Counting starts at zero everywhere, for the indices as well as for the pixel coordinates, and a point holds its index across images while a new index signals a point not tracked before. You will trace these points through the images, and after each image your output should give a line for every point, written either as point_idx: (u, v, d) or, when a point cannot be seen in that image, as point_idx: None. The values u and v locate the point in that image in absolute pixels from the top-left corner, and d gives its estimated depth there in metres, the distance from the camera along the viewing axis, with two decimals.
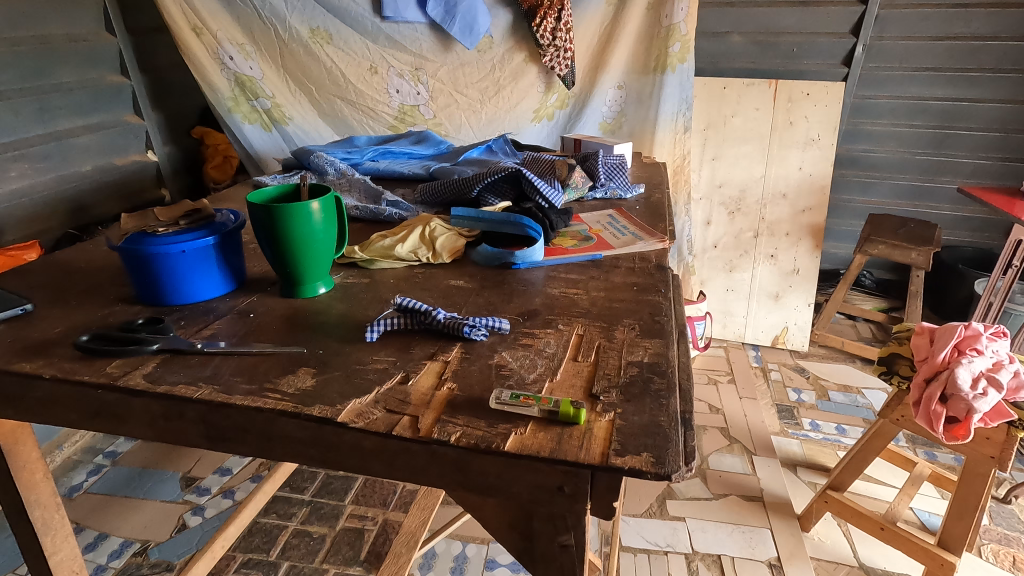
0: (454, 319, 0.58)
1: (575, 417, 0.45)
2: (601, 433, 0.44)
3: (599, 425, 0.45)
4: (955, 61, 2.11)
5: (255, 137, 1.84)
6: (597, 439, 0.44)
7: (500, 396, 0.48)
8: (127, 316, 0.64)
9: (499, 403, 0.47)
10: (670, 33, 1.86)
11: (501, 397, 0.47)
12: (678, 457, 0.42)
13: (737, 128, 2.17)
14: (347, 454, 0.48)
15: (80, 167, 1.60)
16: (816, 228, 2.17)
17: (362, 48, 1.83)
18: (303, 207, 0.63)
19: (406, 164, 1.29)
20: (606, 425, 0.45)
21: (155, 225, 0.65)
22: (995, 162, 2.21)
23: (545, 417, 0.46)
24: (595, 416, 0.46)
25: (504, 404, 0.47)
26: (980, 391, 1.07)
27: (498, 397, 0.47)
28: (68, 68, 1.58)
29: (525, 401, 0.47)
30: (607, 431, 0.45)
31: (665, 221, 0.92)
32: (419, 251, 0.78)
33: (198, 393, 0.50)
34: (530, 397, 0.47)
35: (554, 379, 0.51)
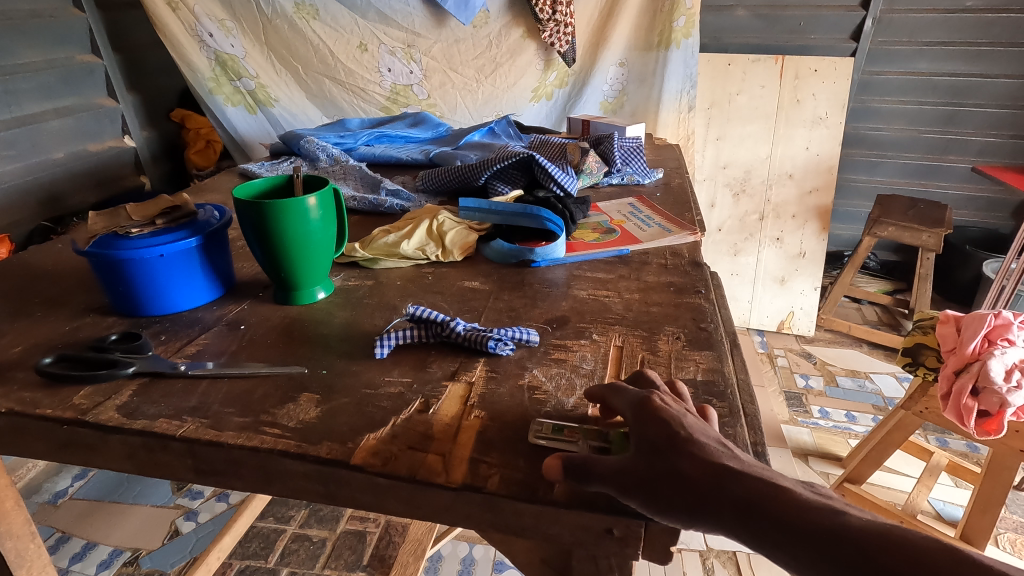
0: (476, 331, 0.51)
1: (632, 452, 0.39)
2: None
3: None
4: (967, 35, 2.04)
5: (239, 121, 1.73)
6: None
7: (538, 430, 0.41)
8: (99, 331, 0.56)
9: (538, 438, 0.40)
10: (675, 7, 1.76)
11: (540, 428, 0.41)
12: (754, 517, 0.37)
13: (742, 107, 2.09)
14: (359, 497, 0.41)
15: (51, 154, 1.49)
16: (823, 210, 2.11)
17: (351, 24, 1.72)
18: (299, 203, 0.55)
19: (403, 148, 1.20)
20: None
21: (126, 224, 0.56)
22: (1004, 140, 2.15)
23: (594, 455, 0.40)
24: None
25: (544, 437, 0.41)
26: (1014, 383, 1.02)
27: (538, 429, 0.41)
28: (32, 47, 1.46)
29: (570, 434, 0.41)
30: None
31: (691, 210, 0.85)
32: (426, 249, 0.71)
33: (182, 430, 0.43)
34: (574, 429, 0.41)
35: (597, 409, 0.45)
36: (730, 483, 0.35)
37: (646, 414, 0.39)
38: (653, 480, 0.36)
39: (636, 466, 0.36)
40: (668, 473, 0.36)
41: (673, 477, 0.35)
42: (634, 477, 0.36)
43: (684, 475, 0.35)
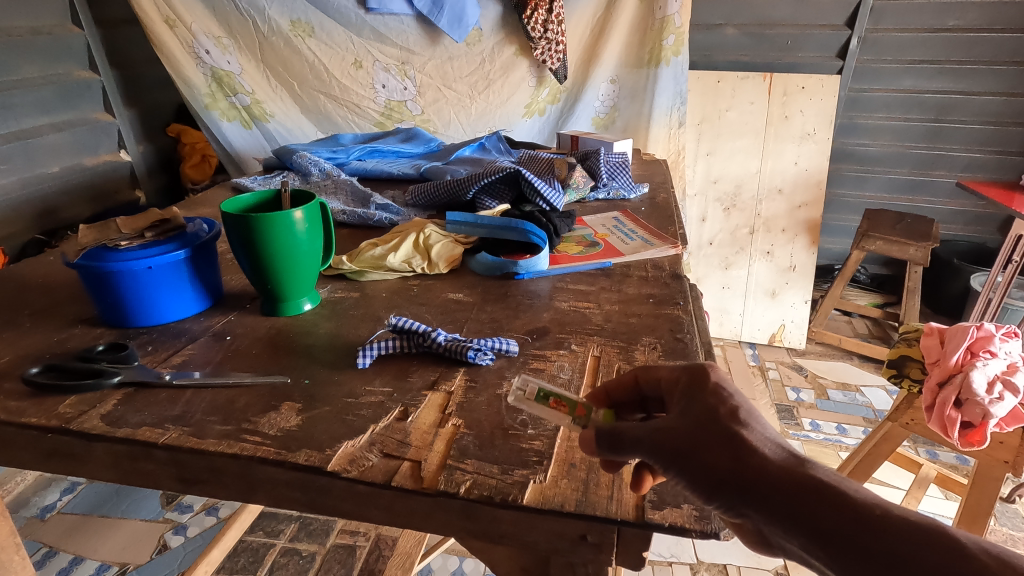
0: (457, 341, 0.53)
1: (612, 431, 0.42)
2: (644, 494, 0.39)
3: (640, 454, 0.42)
4: (951, 53, 2.08)
5: (234, 135, 1.75)
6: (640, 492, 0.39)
7: (526, 393, 0.45)
8: (86, 342, 0.57)
9: (518, 401, 0.45)
10: (665, 25, 1.80)
11: (531, 392, 0.45)
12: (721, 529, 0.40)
13: (732, 122, 2.13)
14: (340, 504, 0.42)
15: (47, 168, 1.51)
16: (813, 223, 2.14)
17: (346, 41, 1.75)
18: (285, 216, 0.57)
19: (394, 163, 1.22)
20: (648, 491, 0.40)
21: (115, 237, 0.58)
22: (989, 156, 2.19)
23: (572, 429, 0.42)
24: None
25: (531, 398, 0.45)
26: (996, 395, 1.03)
27: (530, 392, 0.45)
28: (31, 63, 1.48)
29: (558, 401, 0.44)
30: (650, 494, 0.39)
31: (674, 224, 0.87)
32: (412, 261, 0.72)
33: (165, 438, 0.43)
34: (563, 397, 0.45)
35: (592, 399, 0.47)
36: (764, 457, 0.36)
37: (701, 388, 0.41)
38: (691, 443, 0.37)
39: (677, 429, 0.38)
40: (709, 441, 0.37)
41: (711, 446, 0.37)
42: (672, 438, 0.37)
43: (722, 446, 0.36)
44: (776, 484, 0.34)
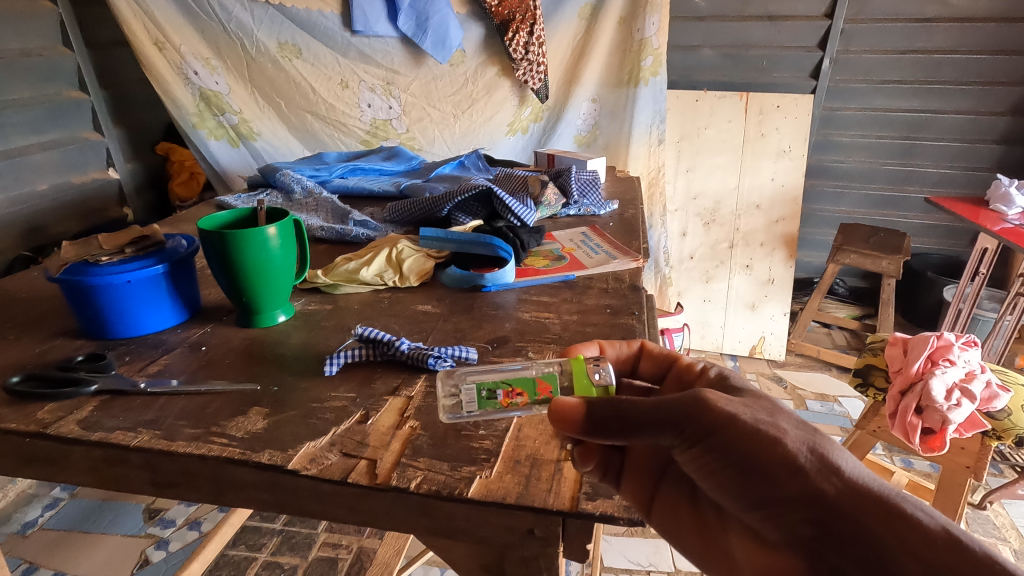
0: (419, 349, 0.56)
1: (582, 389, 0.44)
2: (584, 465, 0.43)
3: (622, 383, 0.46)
4: (920, 74, 2.14)
5: (222, 154, 1.77)
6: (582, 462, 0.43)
7: (470, 403, 0.45)
8: (66, 353, 0.59)
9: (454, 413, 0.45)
10: (642, 47, 1.87)
11: (470, 399, 0.45)
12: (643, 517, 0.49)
13: (710, 140, 2.19)
14: (304, 503, 0.45)
15: (35, 186, 1.54)
16: (789, 237, 2.20)
17: (332, 62, 1.79)
18: (259, 233, 0.60)
19: (376, 181, 1.26)
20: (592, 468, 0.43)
21: (96, 253, 0.61)
22: (959, 172, 2.25)
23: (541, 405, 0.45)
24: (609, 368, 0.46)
25: (477, 406, 0.44)
26: (954, 402, 1.06)
27: (471, 397, 0.45)
28: (22, 84, 1.51)
29: (506, 394, 0.45)
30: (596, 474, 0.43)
31: (639, 239, 0.91)
32: (385, 275, 0.75)
33: (137, 440, 0.46)
34: (510, 383, 0.45)
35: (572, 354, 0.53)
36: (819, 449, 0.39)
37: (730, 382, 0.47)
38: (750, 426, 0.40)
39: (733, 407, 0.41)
40: (764, 423, 0.40)
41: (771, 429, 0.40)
42: (734, 419, 0.40)
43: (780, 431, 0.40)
44: (823, 479, 0.38)
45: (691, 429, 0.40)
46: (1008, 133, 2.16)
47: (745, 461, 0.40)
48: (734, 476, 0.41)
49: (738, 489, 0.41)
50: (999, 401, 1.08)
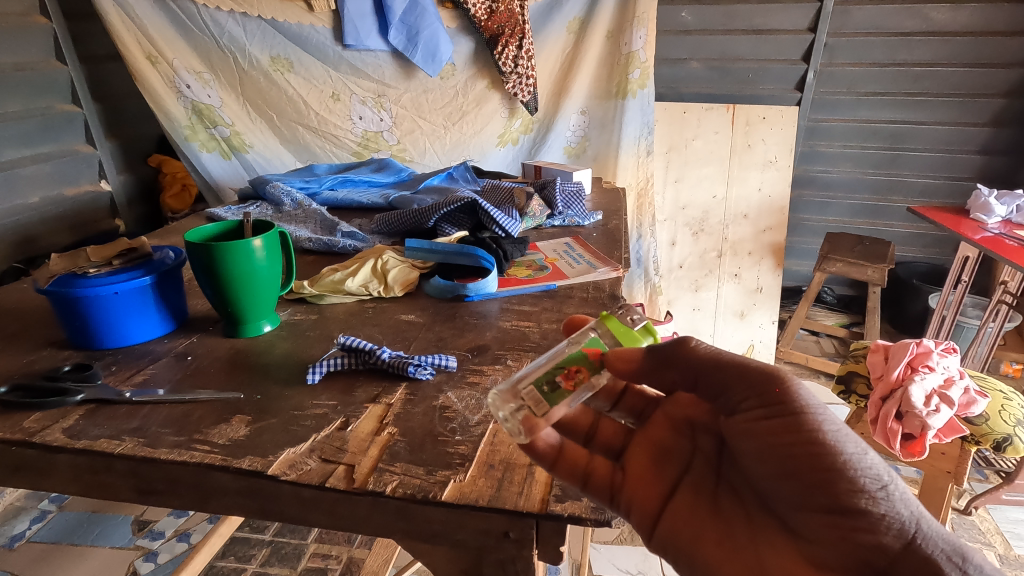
0: (400, 358, 0.57)
1: (626, 338, 0.47)
2: (543, 447, 0.44)
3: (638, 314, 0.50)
4: (902, 86, 2.18)
5: (214, 166, 1.78)
6: (539, 446, 0.44)
7: (541, 405, 0.43)
8: (54, 363, 0.61)
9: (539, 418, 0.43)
10: (630, 60, 1.90)
11: (536, 399, 0.43)
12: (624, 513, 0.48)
13: (698, 151, 2.22)
14: (285, 509, 0.46)
15: (27, 198, 1.54)
16: (777, 247, 2.23)
17: (323, 75, 1.82)
18: (245, 245, 0.61)
19: (365, 192, 1.27)
20: (564, 450, 0.45)
21: (84, 265, 0.62)
22: (943, 182, 2.28)
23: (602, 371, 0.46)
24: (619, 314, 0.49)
25: (548, 401, 0.43)
26: (933, 407, 1.08)
27: (538, 396, 0.44)
28: (15, 97, 1.53)
29: (566, 378, 0.45)
30: (567, 455, 0.44)
31: (621, 249, 0.93)
32: (369, 285, 0.77)
33: (121, 448, 0.47)
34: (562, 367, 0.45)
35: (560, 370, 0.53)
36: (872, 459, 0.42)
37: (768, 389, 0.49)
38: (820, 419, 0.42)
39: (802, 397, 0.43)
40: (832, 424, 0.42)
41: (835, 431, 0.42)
42: (820, 412, 0.42)
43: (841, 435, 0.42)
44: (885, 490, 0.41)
45: (772, 398, 0.43)
46: (989, 144, 2.20)
47: (818, 455, 0.41)
48: (795, 466, 0.42)
49: (793, 481, 0.43)
50: (977, 407, 1.11)
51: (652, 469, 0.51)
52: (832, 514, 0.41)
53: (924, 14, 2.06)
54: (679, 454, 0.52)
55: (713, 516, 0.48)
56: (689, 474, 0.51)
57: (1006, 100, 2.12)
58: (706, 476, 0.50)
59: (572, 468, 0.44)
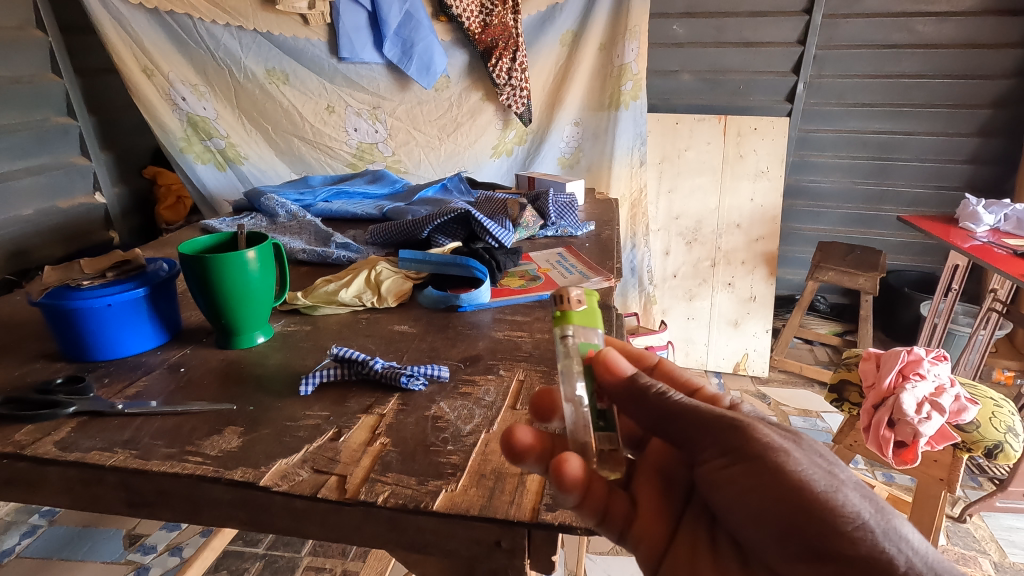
0: (392, 368, 0.58)
1: (594, 317, 0.42)
2: (578, 487, 0.40)
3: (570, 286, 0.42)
4: (891, 97, 2.21)
5: (208, 177, 1.78)
6: (575, 485, 0.40)
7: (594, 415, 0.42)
8: (46, 376, 0.61)
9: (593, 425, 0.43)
10: (622, 72, 1.93)
11: (602, 439, 0.42)
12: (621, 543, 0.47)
13: (691, 161, 2.24)
14: (277, 520, 0.46)
15: (20, 210, 1.54)
16: (769, 256, 2.24)
17: (319, 88, 1.83)
18: (238, 257, 0.61)
19: (360, 204, 1.28)
20: (593, 488, 0.41)
21: (77, 277, 0.62)
22: (932, 191, 2.31)
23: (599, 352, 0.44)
24: (566, 304, 0.41)
25: (611, 428, 0.43)
26: (925, 415, 1.09)
27: (599, 437, 0.42)
28: (10, 110, 1.53)
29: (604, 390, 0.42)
30: (594, 492, 0.41)
31: (613, 259, 0.94)
32: (363, 296, 0.77)
33: (113, 460, 0.47)
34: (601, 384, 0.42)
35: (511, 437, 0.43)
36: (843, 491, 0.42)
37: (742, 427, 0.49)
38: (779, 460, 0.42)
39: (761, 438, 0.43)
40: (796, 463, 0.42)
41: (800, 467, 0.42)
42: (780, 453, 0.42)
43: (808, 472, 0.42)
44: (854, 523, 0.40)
45: (731, 445, 0.42)
46: (977, 153, 2.23)
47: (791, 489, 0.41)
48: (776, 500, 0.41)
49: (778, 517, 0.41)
50: (968, 414, 1.11)
51: (652, 508, 0.48)
52: (815, 557, 0.40)
53: (910, 27, 2.09)
54: (675, 490, 0.50)
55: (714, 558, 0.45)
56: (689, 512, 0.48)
57: (993, 111, 2.15)
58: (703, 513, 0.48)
59: (595, 506, 0.41)
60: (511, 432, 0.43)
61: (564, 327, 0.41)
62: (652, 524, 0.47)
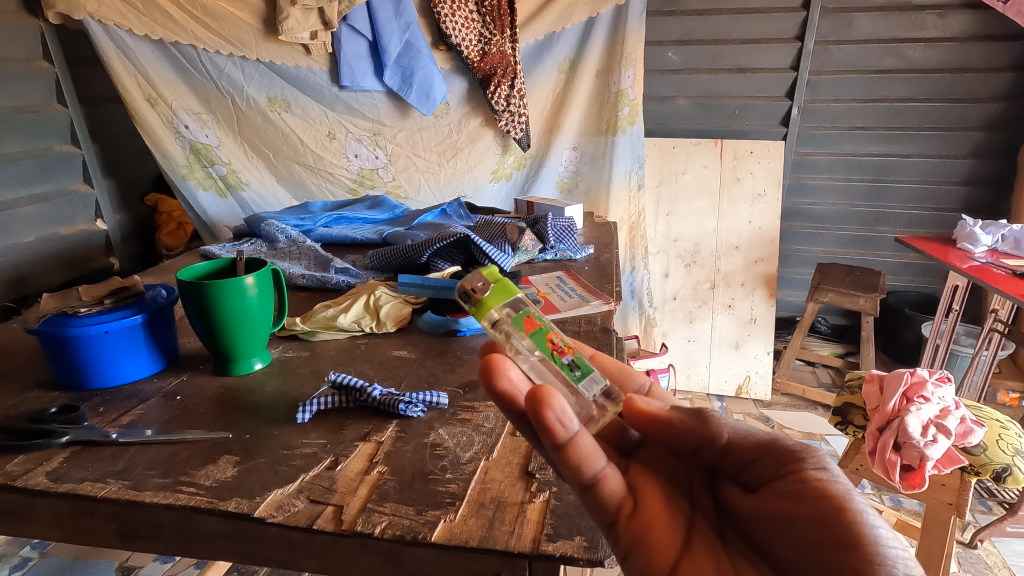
0: (391, 395, 0.57)
1: (510, 290, 0.48)
2: (557, 430, 0.39)
3: (474, 277, 0.49)
4: (885, 120, 2.23)
5: (210, 204, 1.79)
6: (552, 427, 0.39)
7: (567, 381, 0.46)
8: (40, 405, 0.60)
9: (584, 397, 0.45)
10: (620, 98, 1.96)
11: (583, 387, 0.46)
12: (613, 541, 0.41)
13: (688, 184, 2.26)
14: (272, 553, 0.45)
15: (21, 237, 1.55)
16: (769, 278, 2.24)
17: (320, 115, 1.85)
18: (237, 283, 0.61)
19: (359, 229, 1.29)
20: (573, 444, 0.40)
21: (75, 304, 0.62)
22: (928, 213, 2.33)
23: (538, 313, 0.49)
24: (478, 296, 0.47)
25: (588, 372, 0.47)
26: (930, 437, 1.07)
27: (583, 385, 0.46)
28: (14, 140, 1.55)
29: (557, 346, 0.47)
30: (573, 449, 0.40)
31: (612, 283, 0.94)
32: (362, 321, 0.77)
33: (105, 491, 0.46)
34: (548, 344, 0.47)
35: (499, 373, 0.43)
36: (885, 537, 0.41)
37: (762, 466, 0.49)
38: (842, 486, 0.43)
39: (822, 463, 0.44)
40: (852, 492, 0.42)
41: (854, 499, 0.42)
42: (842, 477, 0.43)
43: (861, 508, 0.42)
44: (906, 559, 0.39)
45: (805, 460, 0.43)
46: (971, 175, 2.25)
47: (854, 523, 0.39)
48: (824, 531, 0.40)
49: (821, 551, 0.40)
50: (974, 437, 1.10)
51: (665, 514, 0.44)
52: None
53: (900, 52, 2.13)
54: (682, 507, 0.47)
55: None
56: (698, 532, 0.45)
57: (985, 133, 2.18)
58: (711, 536, 0.45)
59: (574, 467, 0.40)
60: (498, 366, 0.44)
61: (483, 315, 0.47)
62: (665, 534, 0.43)
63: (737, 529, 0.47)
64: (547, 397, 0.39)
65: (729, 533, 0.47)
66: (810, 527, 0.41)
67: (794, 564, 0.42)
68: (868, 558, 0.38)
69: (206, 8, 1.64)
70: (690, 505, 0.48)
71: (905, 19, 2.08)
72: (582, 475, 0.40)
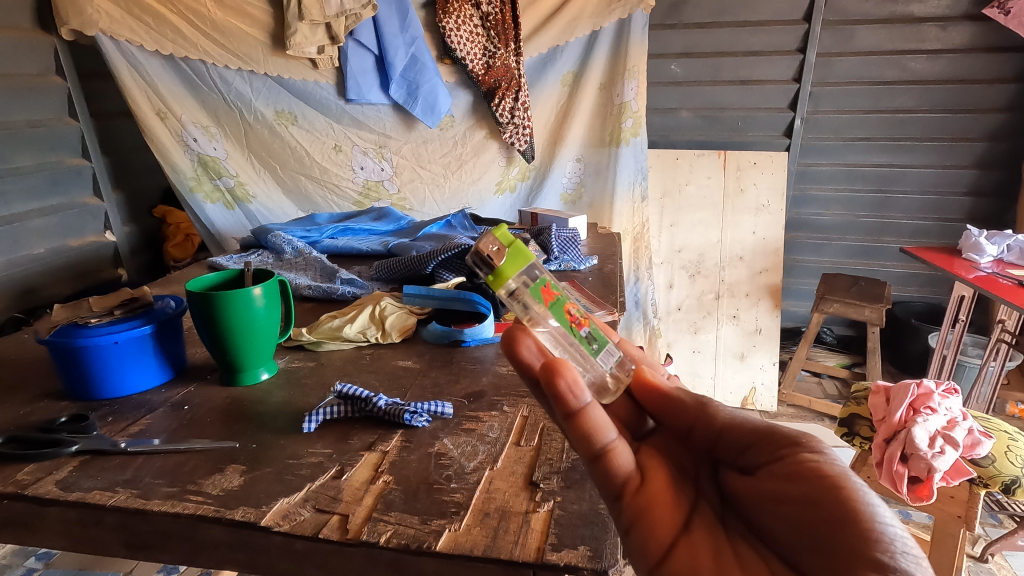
0: (396, 405, 0.57)
1: (526, 258, 0.47)
2: (569, 399, 0.43)
3: (488, 241, 0.47)
4: (888, 131, 2.24)
5: (217, 216, 1.81)
6: (564, 396, 0.43)
7: (585, 357, 0.48)
8: (50, 414, 0.61)
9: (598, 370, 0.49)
10: (622, 110, 1.98)
11: (599, 359, 0.49)
12: (615, 513, 0.43)
13: (692, 196, 2.27)
14: (276, 563, 0.45)
15: (31, 249, 1.57)
16: (773, 288, 2.24)
17: (326, 128, 1.88)
18: (245, 293, 0.62)
19: (365, 240, 1.30)
20: (584, 413, 0.43)
21: (85, 316, 0.63)
22: (933, 223, 2.33)
23: (553, 280, 0.49)
24: (494, 265, 0.46)
25: (604, 344, 0.49)
26: (938, 449, 1.06)
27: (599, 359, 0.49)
28: (26, 153, 1.57)
29: (575, 320, 0.48)
30: (585, 419, 0.43)
31: (615, 293, 0.94)
32: (367, 331, 0.78)
33: (113, 500, 0.47)
34: (565, 318, 0.48)
35: (520, 347, 0.47)
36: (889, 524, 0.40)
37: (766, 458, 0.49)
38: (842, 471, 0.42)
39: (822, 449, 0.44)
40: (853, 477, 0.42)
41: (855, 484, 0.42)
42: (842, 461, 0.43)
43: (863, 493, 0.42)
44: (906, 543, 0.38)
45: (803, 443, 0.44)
46: (976, 185, 2.25)
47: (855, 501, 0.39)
48: (817, 509, 0.40)
49: (817, 528, 0.40)
50: (982, 448, 1.08)
51: (668, 493, 0.45)
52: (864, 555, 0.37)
53: (902, 64, 2.14)
54: (687, 489, 0.48)
55: (733, 560, 0.42)
56: (699, 514, 0.46)
57: (989, 144, 2.18)
58: (712, 518, 0.46)
59: (584, 438, 0.43)
60: (517, 338, 0.47)
61: (502, 286, 0.46)
62: (667, 511, 0.44)
63: (738, 515, 0.47)
64: (562, 370, 0.43)
65: (730, 519, 0.47)
66: (806, 506, 0.41)
67: (791, 545, 0.42)
68: (864, 534, 0.37)
69: (215, 24, 1.66)
70: (694, 491, 0.49)
71: (906, 30, 2.09)
72: (592, 445, 0.43)
